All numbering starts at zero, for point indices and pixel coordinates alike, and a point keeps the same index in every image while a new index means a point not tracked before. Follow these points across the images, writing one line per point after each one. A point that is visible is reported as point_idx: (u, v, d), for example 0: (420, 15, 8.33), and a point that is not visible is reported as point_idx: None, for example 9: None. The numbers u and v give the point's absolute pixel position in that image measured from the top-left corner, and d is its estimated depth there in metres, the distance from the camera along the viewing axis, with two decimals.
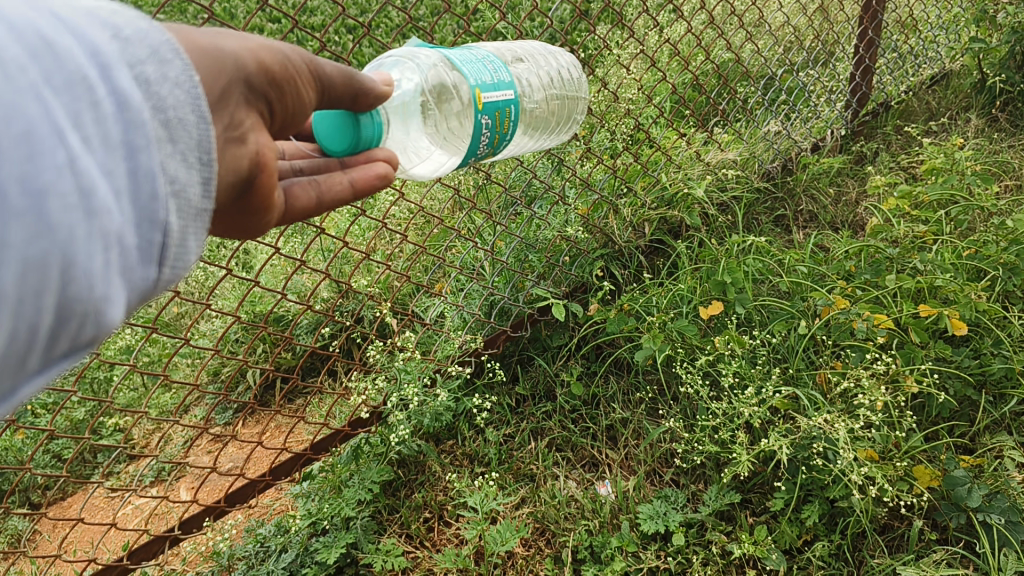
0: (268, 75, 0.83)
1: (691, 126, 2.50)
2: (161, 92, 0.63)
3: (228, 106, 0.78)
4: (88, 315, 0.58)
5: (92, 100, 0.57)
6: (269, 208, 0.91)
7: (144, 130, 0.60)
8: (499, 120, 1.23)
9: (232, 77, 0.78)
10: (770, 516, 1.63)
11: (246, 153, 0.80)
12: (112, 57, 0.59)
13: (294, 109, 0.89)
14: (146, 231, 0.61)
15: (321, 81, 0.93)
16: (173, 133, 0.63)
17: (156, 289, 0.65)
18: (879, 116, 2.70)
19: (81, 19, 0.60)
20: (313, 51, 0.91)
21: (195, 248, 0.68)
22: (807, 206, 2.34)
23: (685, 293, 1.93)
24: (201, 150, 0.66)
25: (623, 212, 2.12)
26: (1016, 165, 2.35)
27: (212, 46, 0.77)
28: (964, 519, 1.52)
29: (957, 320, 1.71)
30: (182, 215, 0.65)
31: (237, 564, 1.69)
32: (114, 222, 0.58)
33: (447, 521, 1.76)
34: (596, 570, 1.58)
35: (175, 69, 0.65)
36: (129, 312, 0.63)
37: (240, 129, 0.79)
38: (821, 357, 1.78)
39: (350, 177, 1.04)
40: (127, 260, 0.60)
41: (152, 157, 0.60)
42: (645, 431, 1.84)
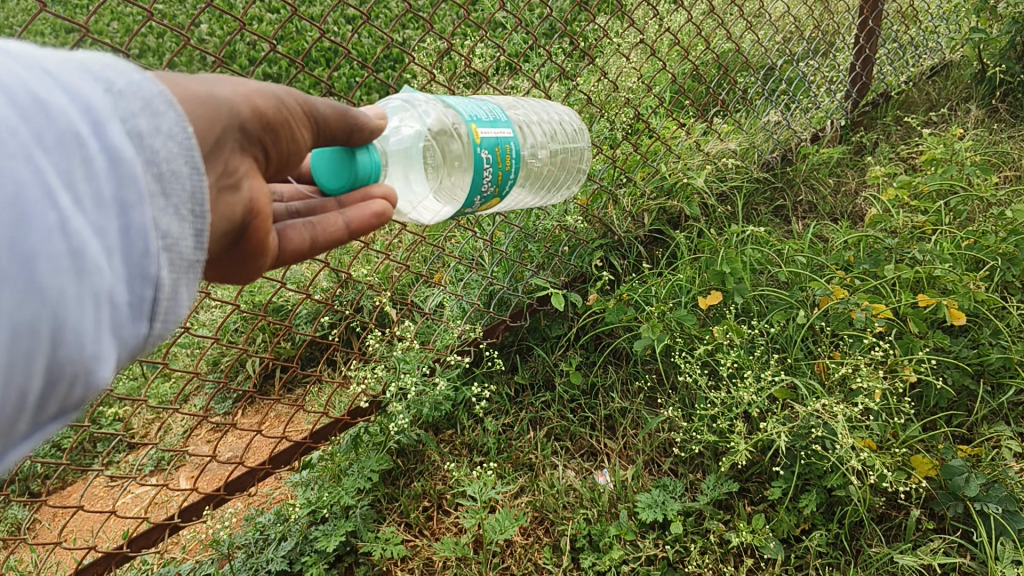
0: (261, 121, 0.86)
1: (691, 116, 2.50)
2: (154, 145, 0.66)
3: (222, 153, 0.80)
4: (78, 375, 0.60)
5: (83, 157, 0.60)
6: (262, 251, 0.94)
7: (135, 186, 0.63)
8: (500, 157, 1.26)
9: (227, 125, 0.81)
10: (768, 505, 1.64)
11: (238, 201, 0.84)
12: (103, 114, 0.63)
13: (287, 151, 0.93)
14: (139, 287, 0.64)
15: (314, 121, 0.96)
16: (166, 186, 0.67)
17: (149, 343, 0.68)
18: (879, 107, 2.69)
19: (74, 77, 0.63)
20: (307, 92, 0.95)
21: (188, 299, 0.71)
22: (807, 196, 2.34)
23: (684, 283, 1.94)
24: (194, 201, 0.70)
25: (623, 202, 2.12)
26: (1016, 155, 2.34)
27: (208, 95, 0.80)
28: (961, 509, 1.52)
29: (955, 309, 1.72)
30: (175, 269, 0.68)
31: (237, 552, 1.69)
32: (105, 280, 0.60)
33: (447, 509, 1.76)
34: (594, 558, 1.59)
35: (169, 122, 0.69)
36: (120, 367, 0.66)
37: (233, 176, 0.82)
38: (819, 346, 1.78)
39: (346, 219, 1.05)
40: (117, 316, 0.63)
41: (144, 212, 0.63)
42: (643, 420, 1.84)
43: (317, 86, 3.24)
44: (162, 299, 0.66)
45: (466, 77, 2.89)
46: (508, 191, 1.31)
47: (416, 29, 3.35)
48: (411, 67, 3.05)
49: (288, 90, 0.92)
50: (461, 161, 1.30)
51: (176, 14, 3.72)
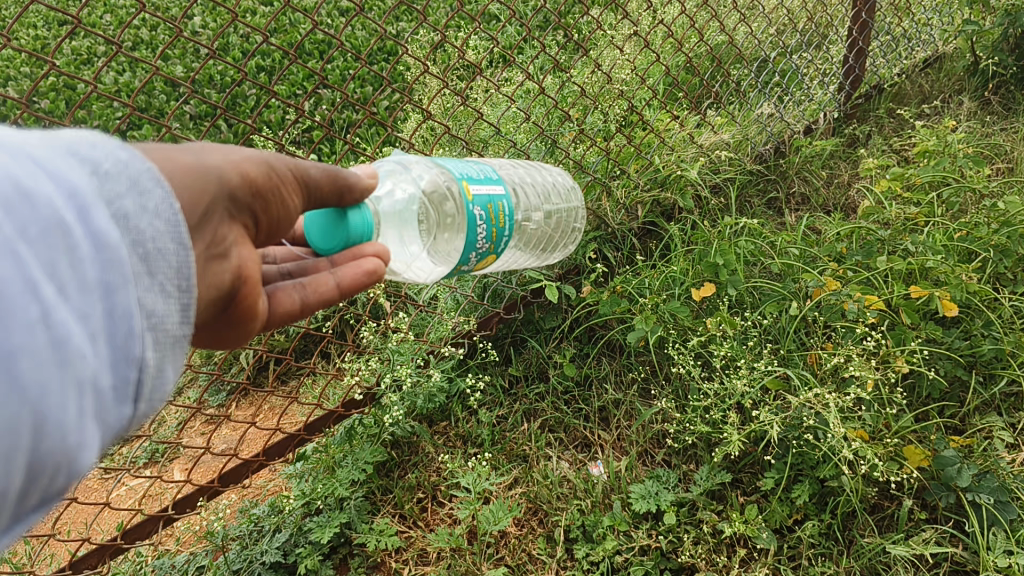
0: (251, 188, 0.87)
1: (684, 108, 2.51)
2: (140, 225, 0.67)
3: (212, 223, 0.81)
4: (61, 467, 0.60)
5: (68, 245, 0.59)
6: (252, 316, 0.94)
7: (120, 269, 0.63)
8: (492, 216, 1.28)
9: (216, 194, 0.81)
10: (761, 496, 1.64)
11: (227, 268, 0.84)
12: (88, 198, 0.63)
13: (278, 217, 0.94)
14: (122, 369, 0.64)
15: (305, 186, 0.97)
16: (151, 265, 0.68)
17: (132, 423, 0.68)
18: (872, 99, 2.69)
19: (58, 160, 0.63)
20: (299, 158, 0.96)
21: (171, 375, 0.72)
22: (799, 188, 2.34)
23: (677, 275, 1.94)
24: (178, 277, 0.71)
25: (616, 194, 2.12)
26: (1008, 148, 2.35)
27: (197, 165, 0.81)
28: (952, 499, 1.53)
29: (947, 301, 1.71)
30: (159, 346, 0.69)
31: (231, 544, 1.69)
32: (90, 367, 0.60)
33: (441, 501, 1.77)
34: (588, 549, 1.59)
35: (155, 201, 0.70)
36: (103, 450, 0.66)
37: (222, 245, 0.82)
38: (812, 338, 1.79)
39: (336, 279, 1.07)
40: (101, 401, 0.63)
41: (129, 295, 0.64)
42: (636, 412, 1.85)
43: (310, 79, 3.24)
44: (145, 379, 0.67)
45: (459, 70, 2.89)
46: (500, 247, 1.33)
47: (409, 22, 3.35)
48: (405, 59, 3.04)
49: (277, 155, 0.93)
50: (455, 221, 1.30)
51: (169, 6, 3.70)
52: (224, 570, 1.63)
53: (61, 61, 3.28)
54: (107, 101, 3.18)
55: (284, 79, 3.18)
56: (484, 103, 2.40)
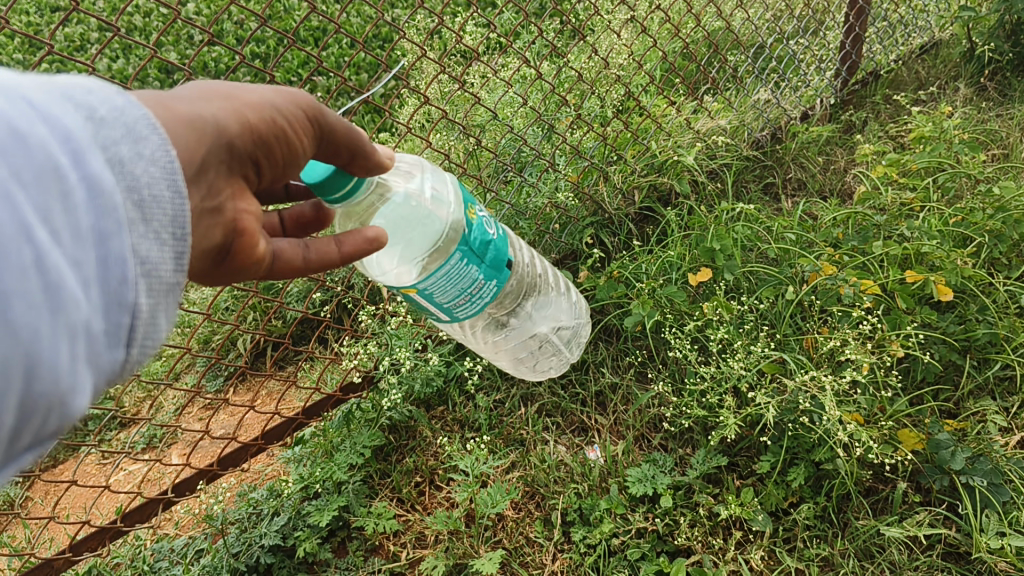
0: (252, 137, 0.86)
1: (681, 93, 2.51)
2: (135, 171, 0.66)
3: (208, 175, 0.80)
4: (53, 408, 0.61)
5: (62, 190, 0.60)
6: (255, 266, 0.93)
7: (114, 215, 0.63)
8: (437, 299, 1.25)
9: (213, 145, 0.81)
10: (757, 478, 1.65)
11: (220, 223, 0.84)
12: (84, 143, 0.63)
13: (284, 162, 0.92)
14: (115, 314, 0.65)
15: (314, 122, 0.95)
16: (146, 212, 0.67)
17: (124, 369, 0.69)
18: (869, 85, 2.70)
19: (55, 104, 0.63)
20: (308, 98, 0.94)
21: (165, 324, 0.72)
22: (795, 173, 2.35)
23: (674, 260, 1.95)
24: (173, 225, 0.70)
25: (613, 179, 2.13)
26: (1004, 134, 2.36)
27: (194, 115, 0.80)
28: (946, 482, 1.54)
29: (942, 286, 1.73)
30: (153, 293, 0.68)
31: (230, 527, 1.70)
32: (83, 312, 0.61)
33: (439, 485, 1.77)
34: (584, 532, 1.61)
35: (150, 147, 0.69)
36: (96, 394, 0.67)
37: (216, 199, 0.82)
38: (808, 322, 1.79)
39: (339, 243, 1.04)
40: (93, 345, 0.63)
41: (123, 242, 0.64)
42: (633, 396, 1.86)
43: (306, 66, 3.23)
44: (137, 325, 0.67)
45: (456, 56, 2.88)
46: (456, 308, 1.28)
47: (405, 8, 3.34)
48: (401, 46, 3.04)
49: (283, 93, 0.91)
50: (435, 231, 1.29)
51: None
52: (223, 553, 1.63)
53: (55, 48, 3.28)
54: None
55: (279, 66, 3.17)
56: (480, 88, 2.40)
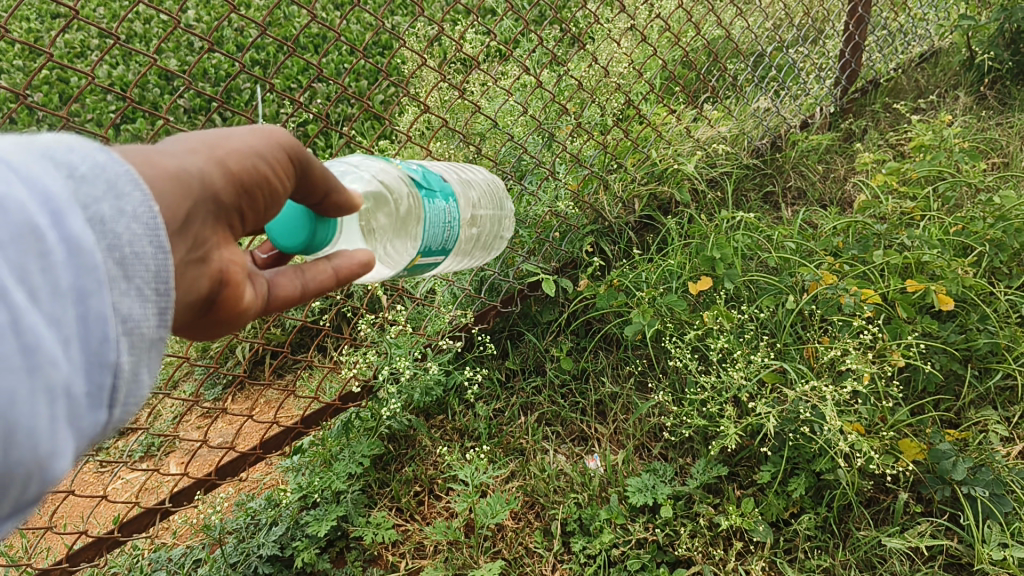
0: (237, 183, 0.80)
1: (681, 102, 2.51)
2: (117, 229, 0.61)
3: (195, 225, 0.74)
4: (31, 474, 0.56)
5: (40, 250, 0.55)
6: (241, 318, 0.86)
7: (95, 274, 0.58)
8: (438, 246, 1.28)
9: (198, 195, 0.75)
10: (757, 489, 1.65)
11: (207, 274, 0.76)
12: (64, 200, 0.58)
13: (268, 206, 0.86)
14: (96, 374, 0.59)
15: (299, 164, 0.89)
16: (128, 269, 0.61)
17: (106, 432, 0.63)
18: (868, 94, 2.70)
19: (32, 163, 0.58)
20: (291, 140, 0.88)
21: (148, 381, 0.66)
22: (795, 182, 2.35)
23: (675, 268, 1.94)
24: (157, 281, 0.64)
25: (613, 187, 2.13)
26: (1004, 143, 2.37)
27: (178, 167, 0.74)
28: (948, 492, 1.54)
29: (943, 295, 1.72)
30: (135, 351, 0.63)
31: (228, 537, 1.69)
32: (61, 374, 0.56)
33: (438, 495, 1.77)
34: (585, 542, 1.60)
35: (134, 202, 0.64)
36: (76, 459, 0.61)
37: (204, 249, 0.75)
38: (808, 331, 1.79)
39: (333, 265, 0.96)
40: (74, 409, 0.58)
41: (104, 299, 0.59)
42: (633, 405, 1.85)
43: (306, 72, 3.24)
44: (119, 386, 0.62)
45: (456, 63, 2.89)
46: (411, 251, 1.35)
47: (405, 15, 3.34)
48: (401, 53, 3.04)
49: (263, 135, 0.85)
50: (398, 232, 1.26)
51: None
52: (221, 563, 1.62)
53: (55, 54, 3.27)
54: (100, 95, 3.16)
55: (280, 72, 3.17)
56: (480, 96, 2.40)
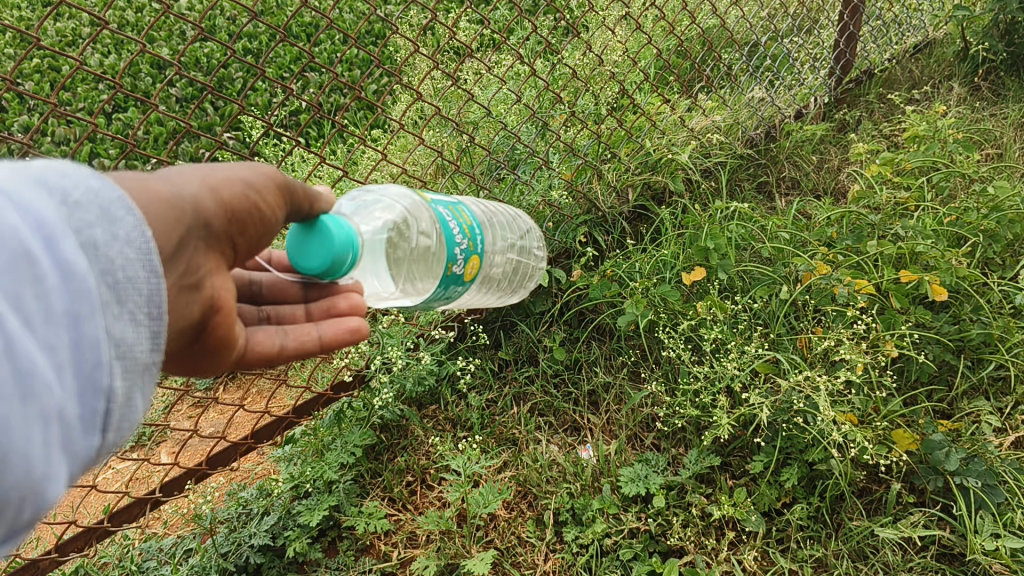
0: (227, 215, 0.93)
1: (675, 92, 2.50)
2: (109, 254, 0.72)
3: (186, 253, 0.86)
4: (26, 499, 0.64)
5: (35, 277, 0.64)
6: (229, 346, 0.99)
7: (88, 298, 0.67)
8: (457, 213, 1.29)
9: (191, 224, 0.87)
10: (749, 478, 1.65)
11: (197, 299, 0.88)
12: (57, 228, 0.67)
13: (256, 236, 0.99)
14: (90, 399, 0.68)
15: (288, 197, 1.02)
16: (120, 294, 0.72)
17: (100, 454, 0.73)
18: (862, 84, 2.70)
19: (28, 194, 0.67)
20: (282, 178, 1.01)
21: (141, 405, 0.76)
22: (789, 172, 2.34)
23: (668, 259, 1.93)
24: (148, 305, 0.75)
25: (607, 177, 2.12)
26: (997, 134, 2.37)
27: (174, 198, 0.86)
28: (941, 483, 1.53)
29: (937, 286, 1.71)
30: (128, 375, 0.73)
31: (219, 527, 1.68)
32: (56, 398, 0.64)
33: (430, 484, 1.77)
34: (577, 532, 1.60)
35: (125, 229, 0.75)
36: (73, 480, 0.70)
37: (195, 276, 0.87)
38: (801, 322, 1.79)
39: (319, 333, 1.16)
40: (68, 431, 0.67)
41: (96, 325, 0.68)
42: (626, 395, 1.85)
43: (298, 61, 3.21)
44: (111, 408, 0.71)
45: (449, 52, 2.87)
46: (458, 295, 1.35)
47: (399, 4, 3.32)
48: (394, 42, 3.03)
49: (254, 171, 0.98)
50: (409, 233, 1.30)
51: None
52: (212, 553, 1.61)
53: (45, 42, 3.24)
54: (92, 83, 3.14)
55: (272, 61, 3.14)
56: (474, 85, 2.38)
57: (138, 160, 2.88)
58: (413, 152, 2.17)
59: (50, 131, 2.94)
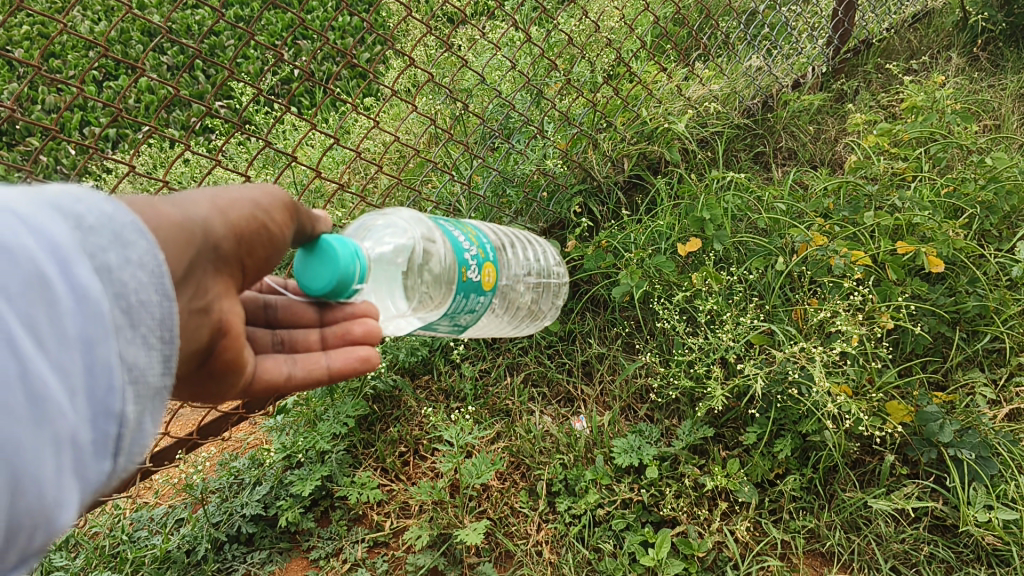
0: (237, 237, 0.92)
1: (672, 60, 2.46)
2: (123, 277, 0.70)
3: (196, 276, 0.85)
4: (37, 524, 0.63)
5: (49, 300, 0.63)
6: (236, 371, 0.98)
7: (101, 322, 0.67)
8: (466, 230, 1.26)
9: (202, 246, 0.85)
10: (742, 450, 1.64)
11: (208, 322, 0.87)
12: (71, 251, 0.66)
13: (265, 258, 0.98)
14: (102, 424, 0.68)
15: (296, 219, 1.01)
16: (134, 317, 0.71)
17: (110, 478, 0.72)
18: (860, 54, 2.67)
19: (42, 216, 0.66)
20: (289, 197, 1.01)
21: (150, 429, 0.75)
22: (786, 142, 2.32)
23: (664, 229, 1.91)
24: (161, 328, 0.74)
25: (602, 146, 2.10)
26: (995, 105, 2.35)
27: (185, 219, 0.85)
28: (934, 454, 1.54)
29: (933, 257, 1.71)
30: (140, 398, 0.72)
31: (210, 496, 1.68)
32: (69, 423, 0.64)
33: (423, 455, 1.76)
34: (571, 503, 1.60)
35: (139, 251, 0.73)
36: (83, 504, 0.69)
37: (204, 299, 0.86)
38: (797, 293, 1.78)
39: (328, 363, 1.14)
40: (80, 457, 0.66)
41: (109, 349, 0.67)
42: (620, 366, 1.84)
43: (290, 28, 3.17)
44: (123, 432, 0.70)
45: (443, 19, 2.83)
46: (484, 314, 1.27)
47: None
48: (387, 9, 2.98)
49: (262, 192, 0.97)
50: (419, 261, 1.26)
51: None
52: (203, 523, 1.61)
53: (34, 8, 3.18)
54: (81, 50, 3.09)
55: (264, 28, 3.10)
56: (468, 52, 2.35)
57: (129, 129, 2.84)
58: (406, 119, 2.14)
59: (40, 99, 2.90)
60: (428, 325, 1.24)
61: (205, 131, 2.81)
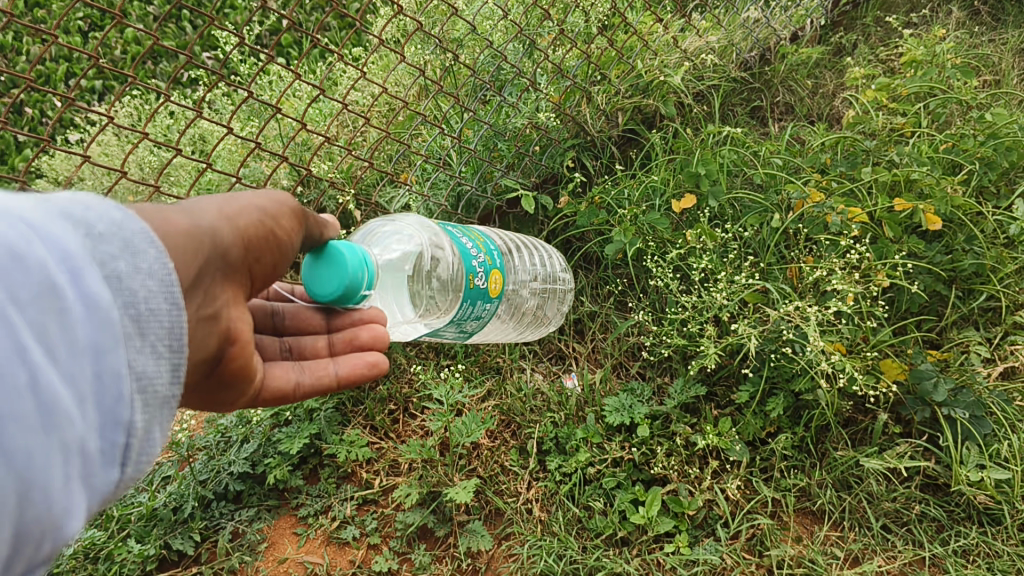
0: (247, 242, 0.93)
1: (669, 10, 2.40)
2: (132, 286, 0.71)
3: (206, 284, 0.86)
4: (45, 534, 0.63)
5: (60, 308, 0.63)
6: (246, 378, 1.00)
7: (111, 330, 0.67)
8: (474, 239, 1.32)
9: (212, 254, 0.87)
10: (734, 408, 1.64)
11: (217, 330, 0.89)
12: (82, 262, 0.67)
13: (274, 266, 0.99)
14: (109, 433, 0.68)
15: (303, 224, 1.03)
16: (142, 326, 0.72)
17: (119, 486, 0.72)
18: (860, 6, 2.61)
19: (54, 224, 0.67)
20: (300, 202, 1.02)
21: (159, 438, 0.75)
22: (784, 97, 2.28)
23: (658, 185, 1.88)
24: (170, 337, 0.75)
25: (596, 100, 2.05)
26: (996, 59, 2.30)
27: (195, 226, 0.86)
28: (928, 413, 1.52)
29: (931, 215, 1.68)
30: (147, 407, 0.73)
31: (197, 453, 1.66)
32: (76, 431, 0.64)
33: (413, 413, 1.74)
34: (560, 461, 1.59)
35: (148, 260, 0.74)
36: (89, 513, 0.69)
37: (214, 307, 0.87)
38: (792, 250, 1.75)
39: (336, 369, 1.19)
40: (87, 466, 0.66)
41: (117, 357, 0.68)
42: (612, 324, 1.83)
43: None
44: (132, 443, 0.70)
45: None
46: (488, 321, 1.34)
47: None
48: None
49: (270, 197, 0.98)
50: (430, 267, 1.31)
51: None
52: (190, 480, 1.60)
53: None
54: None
55: None
56: (459, 1, 2.29)
57: (114, 79, 2.78)
58: (395, 69, 2.08)
59: (22, 48, 2.84)
60: (434, 331, 1.30)
61: (191, 82, 2.75)
